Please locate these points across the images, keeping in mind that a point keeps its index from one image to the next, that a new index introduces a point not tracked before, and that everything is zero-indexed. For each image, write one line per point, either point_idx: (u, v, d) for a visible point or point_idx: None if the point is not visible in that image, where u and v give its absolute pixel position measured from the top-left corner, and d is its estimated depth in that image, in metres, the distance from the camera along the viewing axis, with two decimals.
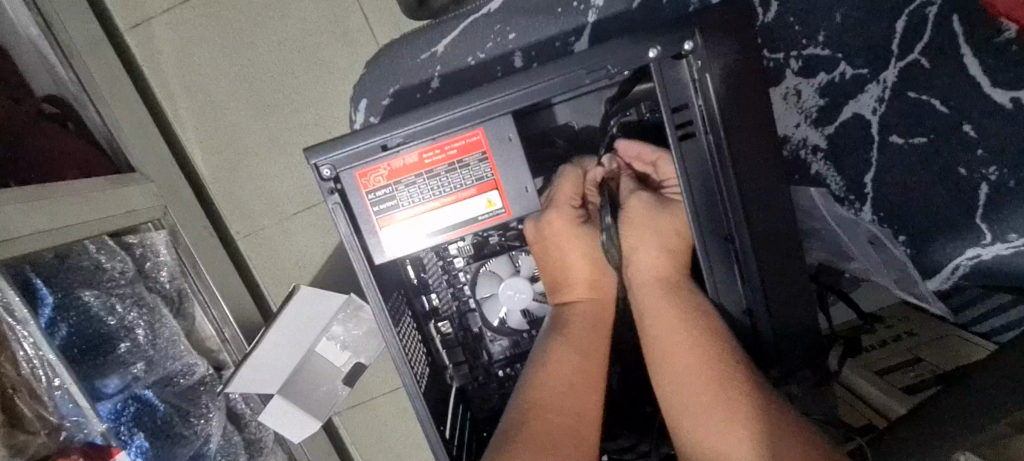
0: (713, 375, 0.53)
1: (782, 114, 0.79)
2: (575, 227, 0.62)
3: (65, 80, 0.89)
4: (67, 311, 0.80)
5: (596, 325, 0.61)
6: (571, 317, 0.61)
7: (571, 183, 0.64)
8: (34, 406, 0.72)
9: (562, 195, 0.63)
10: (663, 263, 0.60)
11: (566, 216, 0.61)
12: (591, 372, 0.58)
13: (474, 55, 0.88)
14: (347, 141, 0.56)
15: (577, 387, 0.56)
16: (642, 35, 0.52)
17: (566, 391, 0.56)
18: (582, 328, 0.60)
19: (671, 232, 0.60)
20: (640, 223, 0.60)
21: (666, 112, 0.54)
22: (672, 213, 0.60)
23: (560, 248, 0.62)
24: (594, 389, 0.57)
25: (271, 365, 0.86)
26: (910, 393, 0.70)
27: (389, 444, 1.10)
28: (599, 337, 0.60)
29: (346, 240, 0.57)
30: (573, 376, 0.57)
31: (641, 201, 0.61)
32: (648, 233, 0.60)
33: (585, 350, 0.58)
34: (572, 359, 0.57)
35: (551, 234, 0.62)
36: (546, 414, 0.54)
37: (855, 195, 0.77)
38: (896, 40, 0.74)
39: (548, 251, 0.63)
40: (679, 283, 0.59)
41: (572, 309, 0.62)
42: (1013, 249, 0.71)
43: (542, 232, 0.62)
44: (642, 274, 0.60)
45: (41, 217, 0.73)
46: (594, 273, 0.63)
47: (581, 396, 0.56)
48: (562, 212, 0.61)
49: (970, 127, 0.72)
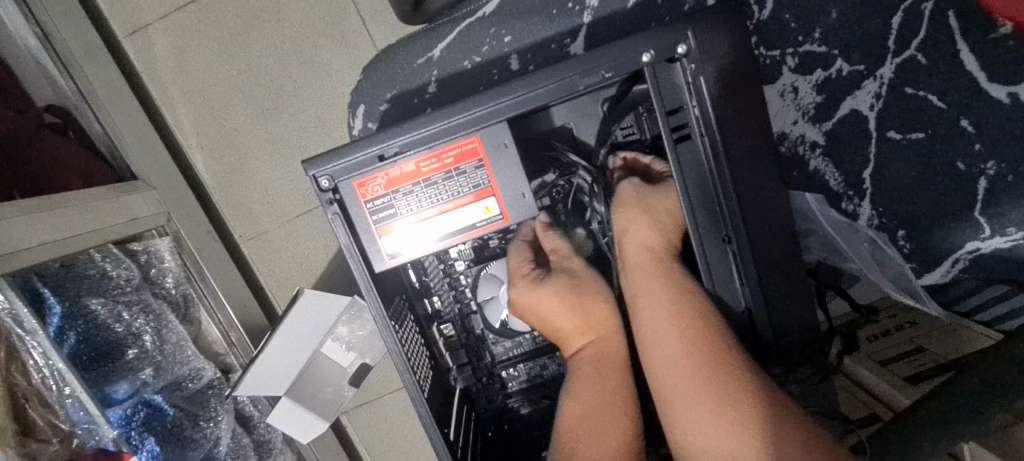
0: (707, 377, 0.52)
1: (779, 111, 0.78)
2: (528, 291, 0.63)
3: (64, 90, 0.89)
4: (75, 320, 0.81)
5: (603, 364, 0.59)
6: (577, 364, 0.61)
7: (520, 251, 0.66)
8: (46, 415, 0.74)
9: (513, 271, 0.66)
10: (655, 243, 0.59)
11: (521, 289, 0.63)
12: (604, 413, 0.57)
13: (470, 59, 0.89)
14: (344, 152, 0.56)
15: (598, 436, 0.55)
16: (634, 41, 0.52)
17: (579, 443, 0.55)
18: (586, 372, 0.59)
19: (663, 210, 0.60)
20: (631, 203, 0.60)
21: (661, 115, 0.54)
22: (662, 191, 0.60)
23: (529, 312, 0.64)
24: (615, 428, 0.56)
25: (282, 370, 0.87)
26: (914, 382, 0.72)
27: (397, 442, 1.11)
28: (607, 372, 0.59)
29: (345, 247, 0.58)
30: (583, 427, 0.56)
31: (631, 185, 0.61)
32: (638, 210, 0.59)
33: (590, 394, 0.58)
34: (582, 407, 0.57)
35: (517, 307, 0.64)
36: None
37: (854, 190, 0.77)
38: (892, 36, 0.73)
39: (528, 318, 0.64)
40: (669, 262, 0.59)
41: (577, 357, 0.61)
42: (1012, 242, 0.71)
43: (513, 309, 0.65)
44: (636, 256, 0.59)
45: (47, 229, 0.74)
46: (579, 318, 0.62)
47: (595, 443, 0.55)
48: (518, 287, 0.64)
49: (966, 122, 0.71)
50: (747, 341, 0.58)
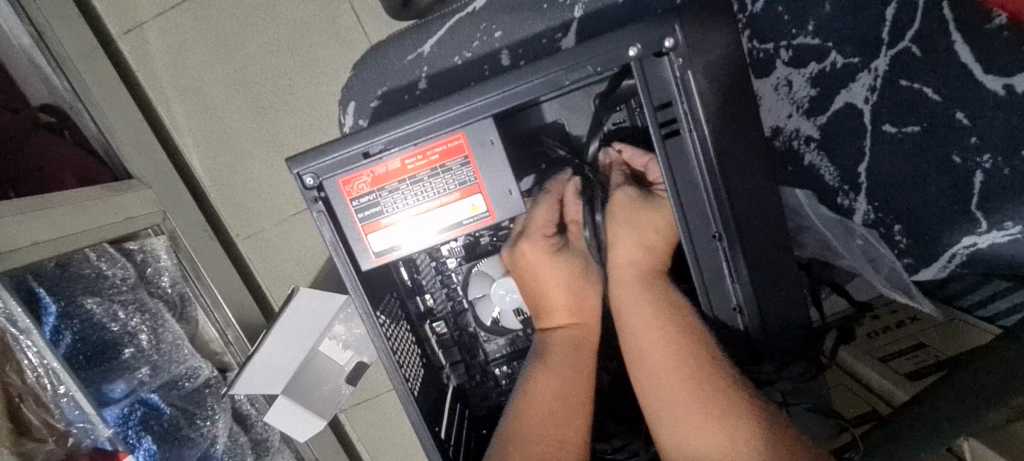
0: (690, 375, 0.51)
1: (773, 106, 0.79)
2: (544, 257, 0.61)
3: (59, 89, 0.89)
4: (71, 319, 0.81)
5: (583, 348, 0.60)
6: (554, 342, 0.60)
7: (548, 208, 0.63)
8: (41, 413, 0.74)
9: (534, 225, 0.63)
10: (642, 259, 0.59)
11: (539, 248, 0.61)
12: (574, 392, 0.57)
13: (461, 54, 0.88)
14: (329, 149, 0.56)
15: (562, 414, 0.55)
16: (622, 34, 0.51)
17: (547, 419, 0.55)
18: (564, 352, 0.59)
19: (652, 229, 0.59)
20: (624, 221, 0.59)
21: (649, 111, 0.53)
22: (655, 208, 0.59)
23: (533, 277, 0.62)
24: (579, 409, 0.56)
25: (274, 368, 0.86)
26: (912, 378, 0.71)
27: (395, 440, 1.11)
28: (583, 357, 0.59)
29: (332, 245, 0.58)
30: (553, 403, 0.56)
31: (625, 194, 0.59)
32: (628, 228, 0.59)
33: (564, 372, 0.58)
34: (553, 385, 0.57)
35: (523, 263, 0.62)
36: (530, 443, 0.54)
37: (850, 185, 0.76)
38: (886, 26, 0.72)
39: (525, 279, 0.63)
40: (655, 279, 0.58)
41: (556, 335, 0.61)
42: (1009, 237, 0.68)
43: (517, 262, 0.63)
44: (620, 273, 0.59)
45: (40, 228, 0.73)
46: (571, 297, 0.62)
47: (564, 422, 0.55)
48: (534, 244, 0.62)
49: (962, 115, 0.69)
50: (737, 343, 0.58)
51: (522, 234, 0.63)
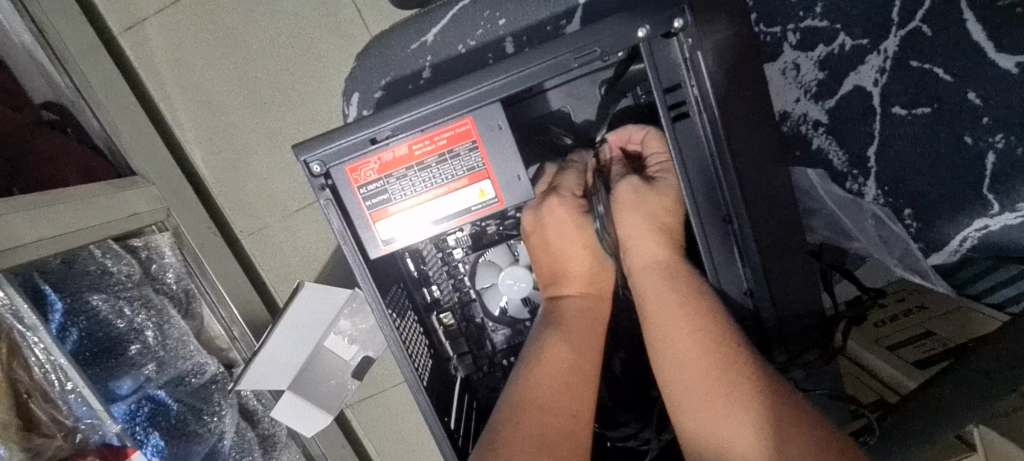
0: (706, 352, 0.51)
1: (781, 90, 0.78)
2: (574, 221, 0.61)
3: (61, 86, 0.88)
4: (77, 317, 0.81)
5: (595, 320, 0.60)
6: (567, 311, 0.60)
7: (576, 172, 0.64)
8: (49, 410, 0.73)
9: (563, 186, 0.63)
10: (656, 245, 0.58)
11: (568, 204, 0.61)
12: (585, 365, 0.57)
13: (465, 43, 0.86)
14: (337, 136, 0.55)
15: (573, 384, 0.55)
16: (630, 15, 0.50)
17: (559, 389, 0.54)
18: (578, 323, 0.59)
19: (661, 209, 0.59)
20: (630, 207, 0.58)
21: (658, 92, 0.52)
22: (662, 193, 0.59)
23: (556, 238, 0.62)
24: (589, 384, 0.56)
25: (281, 363, 0.85)
26: (921, 366, 0.72)
27: (400, 435, 1.11)
28: (596, 330, 0.59)
29: (339, 235, 0.57)
30: (565, 374, 0.55)
31: (630, 185, 0.59)
32: (637, 215, 0.58)
33: (578, 343, 0.57)
34: (567, 354, 0.56)
35: (550, 221, 0.61)
36: (542, 412, 0.52)
37: (859, 170, 0.74)
38: (895, 8, 0.71)
39: (546, 242, 0.62)
40: (672, 264, 0.57)
41: (569, 305, 0.61)
42: (1021, 217, 0.66)
43: (542, 221, 0.62)
44: (637, 256, 0.59)
45: (48, 223, 0.73)
46: (588, 265, 0.62)
47: (575, 394, 0.55)
48: (565, 202, 0.61)
49: (974, 95, 0.67)
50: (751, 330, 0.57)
51: (550, 192, 0.62)
